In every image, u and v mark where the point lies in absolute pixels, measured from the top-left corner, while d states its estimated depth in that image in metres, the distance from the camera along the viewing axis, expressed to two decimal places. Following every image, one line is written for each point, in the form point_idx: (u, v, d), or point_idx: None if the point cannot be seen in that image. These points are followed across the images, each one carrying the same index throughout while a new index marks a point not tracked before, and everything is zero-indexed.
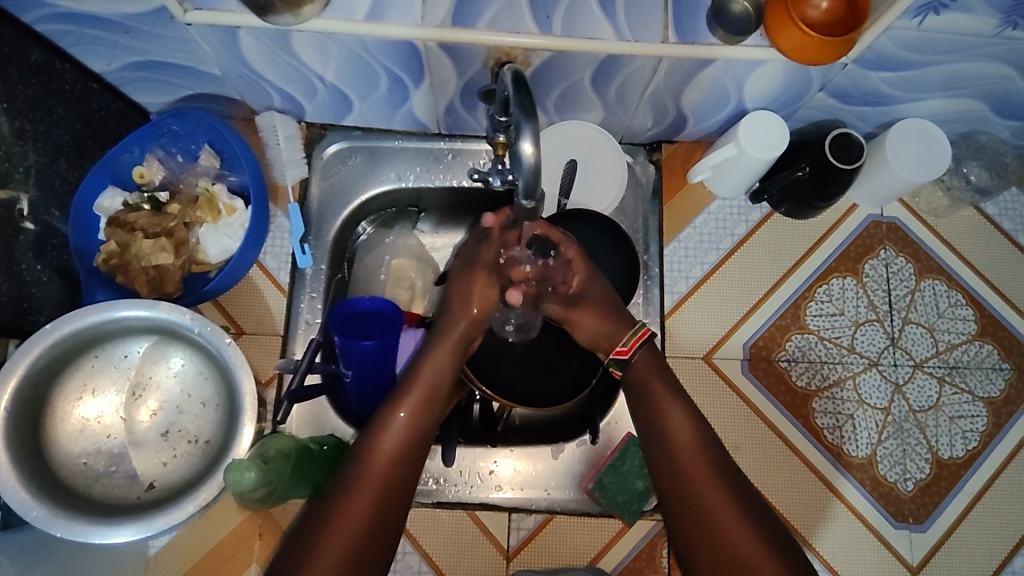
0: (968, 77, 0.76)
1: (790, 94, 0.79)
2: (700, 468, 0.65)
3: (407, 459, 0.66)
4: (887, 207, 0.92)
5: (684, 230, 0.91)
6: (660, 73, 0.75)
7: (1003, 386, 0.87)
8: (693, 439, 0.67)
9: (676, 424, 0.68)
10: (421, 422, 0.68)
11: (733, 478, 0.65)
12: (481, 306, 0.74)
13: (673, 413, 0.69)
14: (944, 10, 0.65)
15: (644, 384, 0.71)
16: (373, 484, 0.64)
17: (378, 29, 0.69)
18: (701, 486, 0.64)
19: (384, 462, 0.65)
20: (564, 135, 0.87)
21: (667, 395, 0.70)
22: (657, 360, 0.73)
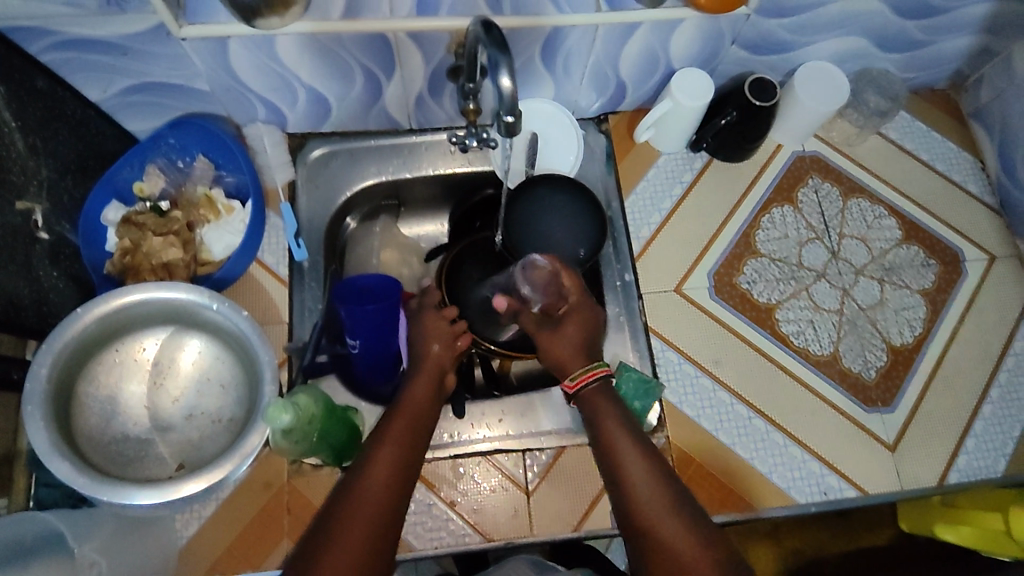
0: (851, 17, 0.90)
1: (708, 50, 0.93)
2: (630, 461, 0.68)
3: (410, 455, 0.69)
4: (806, 143, 1.06)
5: (639, 184, 1.03)
6: (598, 41, 0.88)
7: (933, 278, 1.00)
8: (651, 466, 0.68)
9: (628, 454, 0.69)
10: (413, 443, 0.70)
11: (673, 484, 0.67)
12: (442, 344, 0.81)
13: (629, 451, 0.69)
14: None
15: (596, 414, 0.73)
16: (380, 477, 0.66)
17: (353, 25, 0.80)
18: (638, 490, 0.66)
19: (384, 470, 0.66)
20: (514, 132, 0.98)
21: (612, 418, 0.72)
22: (610, 390, 0.75)
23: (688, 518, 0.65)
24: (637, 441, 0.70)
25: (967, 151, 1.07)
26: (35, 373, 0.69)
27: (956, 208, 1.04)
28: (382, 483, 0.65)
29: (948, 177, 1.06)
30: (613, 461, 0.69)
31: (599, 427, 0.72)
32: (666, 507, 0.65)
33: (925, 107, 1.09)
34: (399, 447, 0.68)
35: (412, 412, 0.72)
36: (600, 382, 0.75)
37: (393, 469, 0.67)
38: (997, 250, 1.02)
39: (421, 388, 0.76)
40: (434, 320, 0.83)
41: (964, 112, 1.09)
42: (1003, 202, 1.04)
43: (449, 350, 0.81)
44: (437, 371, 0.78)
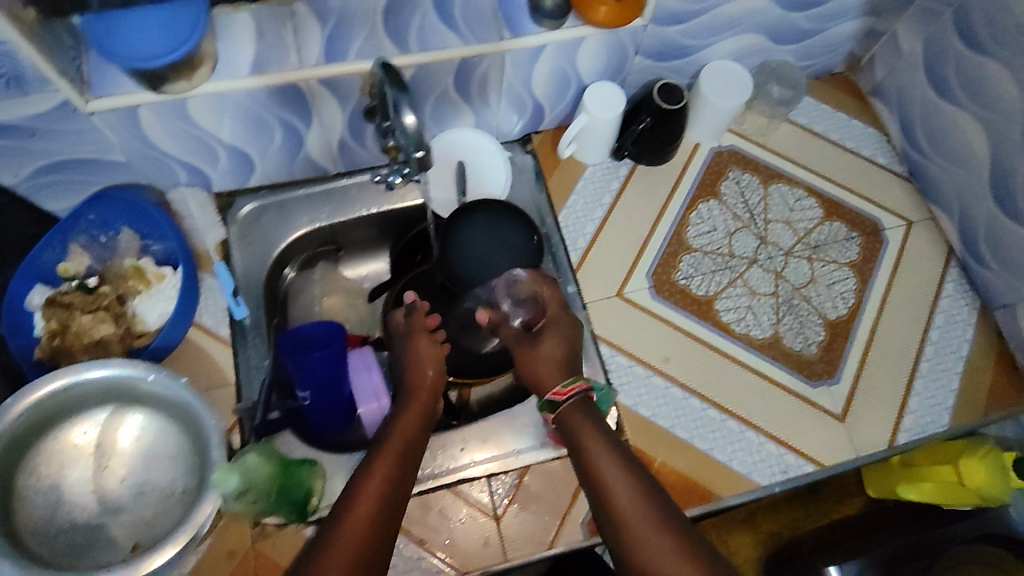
0: (743, 16, 0.95)
1: (615, 62, 0.96)
2: (614, 473, 0.69)
3: (395, 483, 0.68)
4: (723, 138, 1.10)
5: (569, 198, 1.05)
6: (508, 66, 0.90)
7: (857, 250, 1.04)
8: (632, 477, 0.68)
9: (609, 467, 0.69)
10: (393, 479, 0.68)
11: (654, 491, 0.68)
12: (432, 363, 0.83)
13: (610, 464, 0.70)
14: None
15: (578, 431, 0.74)
16: (366, 506, 0.65)
17: (262, 79, 0.81)
18: (622, 500, 0.67)
19: (364, 509, 0.64)
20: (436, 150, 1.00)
21: (592, 436, 0.72)
22: (588, 409, 0.77)
23: (672, 526, 0.64)
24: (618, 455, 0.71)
25: (872, 126, 1.13)
26: None
27: (869, 181, 1.10)
28: (366, 513, 0.64)
29: (858, 153, 1.11)
30: (596, 476, 0.70)
31: (581, 445, 0.73)
32: (647, 514, 0.65)
33: (827, 90, 1.15)
34: (383, 477, 0.67)
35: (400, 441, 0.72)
36: (580, 399, 0.77)
37: (378, 499, 0.66)
38: (912, 215, 1.08)
39: (411, 415, 0.77)
40: (427, 345, 0.85)
41: (863, 91, 1.15)
42: (911, 169, 1.10)
43: (435, 366, 0.83)
44: (426, 397, 0.80)
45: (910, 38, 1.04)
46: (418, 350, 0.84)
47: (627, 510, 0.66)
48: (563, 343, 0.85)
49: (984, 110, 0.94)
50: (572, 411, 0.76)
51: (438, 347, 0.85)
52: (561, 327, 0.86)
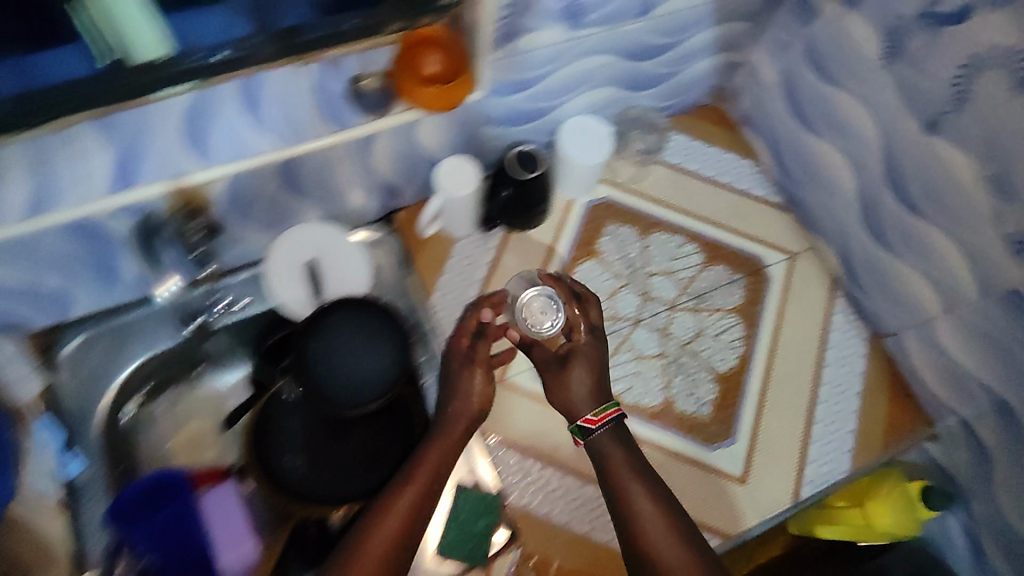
0: (589, 73, 0.89)
1: (462, 135, 0.90)
2: (638, 480, 0.76)
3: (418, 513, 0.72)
4: (596, 191, 1.05)
5: (440, 278, 0.99)
6: (340, 160, 0.82)
7: (741, 294, 1.01)
8: (644, 484, 0.76)
9: (627, 481, 0.76)
10: (426, 507, 0.73)
11: (669, 500, 0.75)
12: (483, 386, 0.82)
13: (630, 479, 0.76)
14: (518, 37, 0.76)
15: (603, 449, 0.79)
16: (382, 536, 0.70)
17: (44, 221, 0.70)
18: (640, 511, 0.74)
19: (385, 534, 0.70)
20: (271, 267, 0.91)
21: (620, 455, 0.78)
22: (620, 435, 0.80)
23: (682, 538, 0.72)
24: (635, 472, 0.77)
25: (747, 157, 1.10)
26: None
27: (748, 217, 1.06)
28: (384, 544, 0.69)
29: (735, 189, 1.08)
30: (617, 480, 0.76)
31: (608, 461, 0.78)
32: (662, 522, 0.73)
33: (697, 124, 1.11)
34: (416, 501, 0.72)
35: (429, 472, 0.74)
36: (611, 426, 0.80)
37: (408, 518, 0.71)
38: (794, 247, 1.06)
39: (458, 431, 0.79)
40: (480, 387, 0.82)
41: (734, 119, 1.12)
42: (789, 198, 1.07)
43: (480, 403, 0.81)
44: (465, 424, 0.80)
45: (768, 69, 1.00)
46: (466, 367, 0.83)
47: (637, 523, 0.73)
48: (595, 370, 0.84)
49: (845, 143, 0.92)
50: (602, 431, 0.80)
51: (487, 390, 0.82)
52: (590, 356, 0.85)
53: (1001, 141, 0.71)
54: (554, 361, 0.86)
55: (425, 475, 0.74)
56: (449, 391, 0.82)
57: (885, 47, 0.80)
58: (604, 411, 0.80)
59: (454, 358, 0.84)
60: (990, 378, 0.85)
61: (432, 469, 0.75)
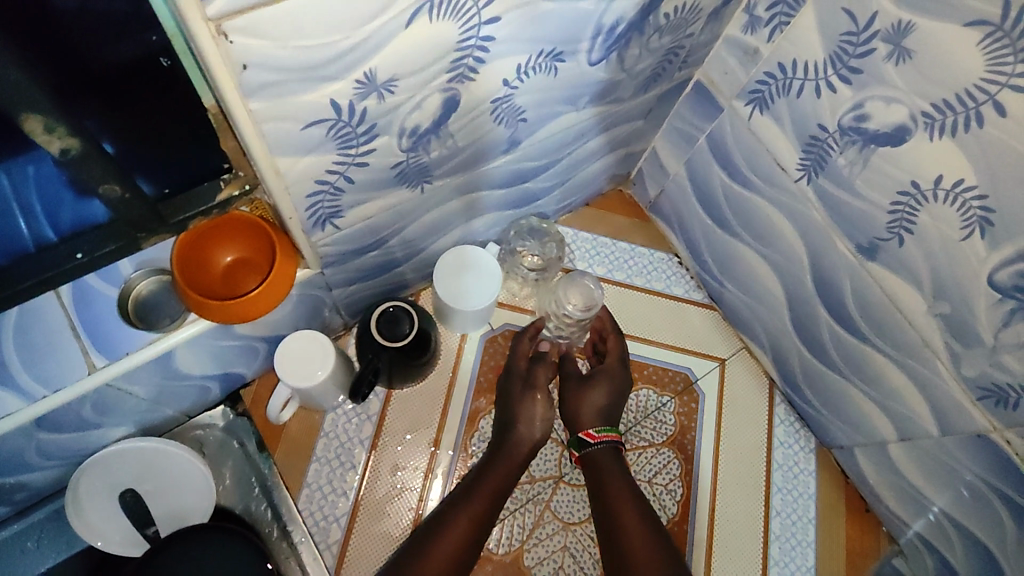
0: (458, 211, 0.72)
1: (304, 307, 0.70)
2: (624, 502, 0.72)
3: (479, 528, 0.71)
4: (492, 319, 0.88)
5: (309, 466, 0.79)
6: (132, 384, 0.62)
7: (673, 420, 0.88)
8: (631, 508, 0.72)
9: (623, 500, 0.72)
10: (478, 532, 0.71)
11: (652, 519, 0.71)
12: (542, 403, 0.78)
13: (623, 501, 0.72)
14: (343, 214, 0.57)
15: (599, 469, 0.76)
16: (444, 554, 0.68)
17: None
18: (627, 522, 0.70)
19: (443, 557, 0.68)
20: (75, 509, 0.70)
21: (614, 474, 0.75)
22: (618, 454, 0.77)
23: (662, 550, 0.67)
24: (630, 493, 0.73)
25: (660, 250, 0.96)
26: None
27: (669, 324, 0.92)
28: (445, 562, 0.68)
29: (651, 291, 0.93)
30: (611, 501, 0.73)
31: (603, 481, 0.75)
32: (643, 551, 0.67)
33: (600, 218, 0.96)
34: (467, 526, 0.70)
35: (504, 473, 0.74)
36: (610, 445, 0.77)
37: (458, 543, 0.69)
38: (723, 351, 0.92)
39: (502, 470, 0.74)
40: (542, 410, 0.78)
41: (640, 206, 0.97)
42: (712, 295, 0.93)
43: (536, 425, 0.77)
44: (520, 461, 0.75)
45: (672, 158, 0.86)
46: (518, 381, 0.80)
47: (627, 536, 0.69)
48: (611, 396, 0.80)
49: (768, 250, 0.79)
50: (602, 456, 0.76)
51: (549, 414, 0.78)
52: (611, 377, 0.81)
53: (951, 279, 0.59)
54: (579, 378, 0.81)
55: (479, 504, 0.72)
56: (504, 422, 0.78)
57: (803, 159, 0.67)
58: (600, 431, 0.77)
59: (513, 365, 0.82)
60: (946, 503, 0.75)
61: (492, 491, 0.73)
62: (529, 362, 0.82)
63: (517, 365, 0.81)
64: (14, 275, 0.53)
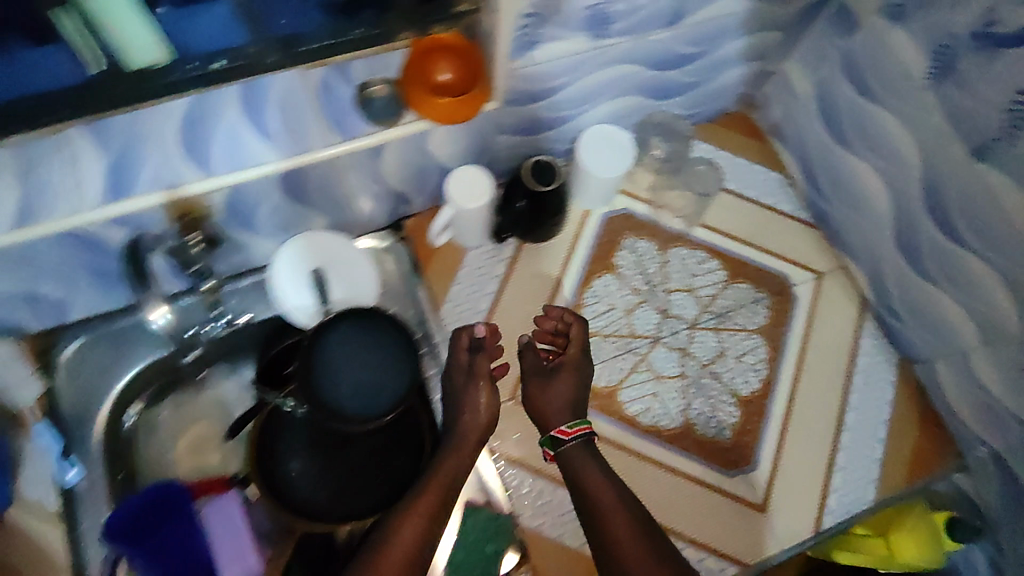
0: (613, 82, 0.85)
1: (475, 143, 0.85)
2: (614, 508, 0.72)
3: (433, 527, 0.71)
4: (614, 202, 1.00)
5: (451, 288, 0.96)
6: (347, 168, 0.79)
7: (766, 313, 0.97)
8: (624, 520, 0.71)
9: (611, 505, 0.72)
10: (436, 521, 0.71)
11: (650, 533, 0.71)
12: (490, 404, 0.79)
13: (606, 496, 0.73)
14: (538, 45, 0.72)
15: (584, 468, 0.76)
16: (404, 541, 0.69)
17: (34, 230, 0.67)
18: (608, 514, 0.72)
19: (413, 526, 0.70)
20: (276, 282, 0.86)
21: (602, 478, 0.75)
22: (593, 451, 0.78)
23: (656, 545, 0.70)
24: (621, 496, 0.73)
25: (775, 170, 1.05)
26: None
27: (774, 234, 1.02)
28: (399, 560, 0.68)
29: (761, 203, 1.03)
30: (606, 519, 0.72)
31: (584, 481, 0.75)
32: (636, 542, 0.70)
33: (725, 134, 1.06)
34: (419, 524, 0.71)
35: (441, 483, 0.74)
36: (584, 440, 0.78)
37: (427, 520, 0.71)
38: (821, 266, 1.01)
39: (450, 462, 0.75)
40: (486, 402, 0.79)
41: (761, 130, 1.07)
42: (817, 216, 1.02)
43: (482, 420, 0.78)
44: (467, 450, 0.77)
45: (802, 80, 0.96)
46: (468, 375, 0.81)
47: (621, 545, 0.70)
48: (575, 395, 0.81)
49: (882, 162, 0.87)
50: (578, 454, 0.77)
51: (494, 398, 0.80)
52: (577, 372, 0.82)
53: None
54: (541, 373, 0.83)
55: (438, 490, 0.73)
56: (451, 411, 0.80)
57: (932, 67, 0.76)
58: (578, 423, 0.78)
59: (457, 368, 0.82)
60: None
61: (451, 475, 0.74)
62: (469, 353, 0.83)
63: (457, 359, 0.82)
64: (303, 40, 0.66)
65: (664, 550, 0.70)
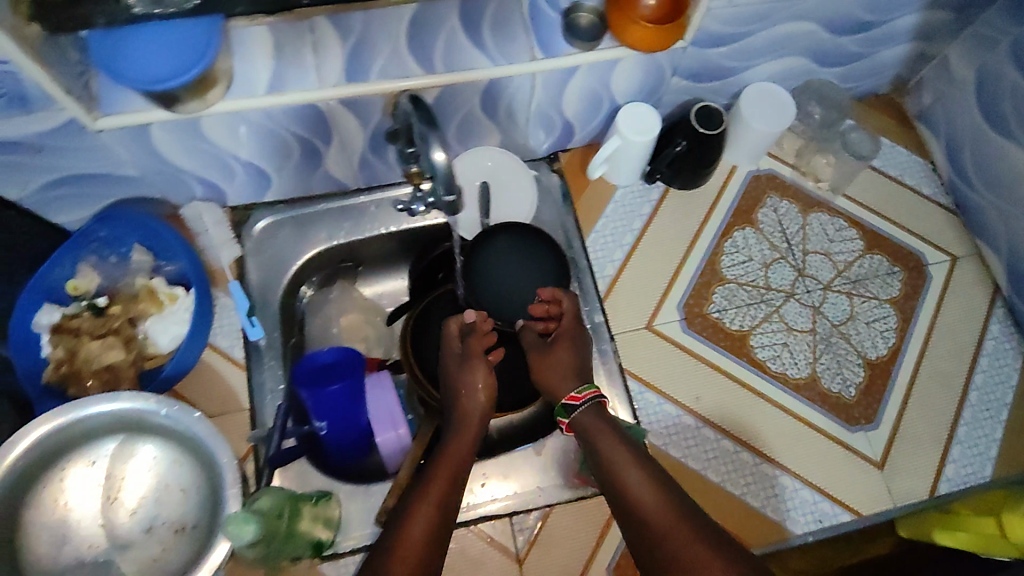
0: (789, 38, 0.90)
1: (651, 83, 0.91)
2: (643, 489, 0.68)
3: (446, 511, 0.67)
4: (761, 162, 1.05)
5: (599, 222, 1.01)
6: (538, 88, 0.86)
7: (899, 286, 1.00)
8: (660, 497, 0.67)
9: (637, 487, 0.69)
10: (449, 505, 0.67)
11: (695, 521, 0.64)
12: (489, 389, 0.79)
13: (634, 477, 0.70)
14: None
15: (603, 446, 0.73)
16: (415, 533, 0.64)
17: (280, 97, 0.75)
18: (643, 497, 0.68)
19: (427, 505, 0.66)
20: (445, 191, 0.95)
21: (627, 456, 0.71)
22: (608, 421, 0.76)
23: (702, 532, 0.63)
24: (649, 474, 0.70)
25: (919, 154, 1.08)
26: None
27: (912, 213, 1.04)
28: (420, 539, 0.64)
29: (903, 183, 1.06)
30: (639, 503, 0.67)
31: (609, 463, 0.72)
32: (676, 523, 0.64)
33: (872, 114, 1.09)
34: (436, 503, 0.67)
35: (450, 467, 0.71)
36: (591, 405, 0.77)
37: (445, 494, 0.68)
38: (957, 250, 1.03)
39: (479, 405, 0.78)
40: (483, 378, 0.79)
41: (909, 114, 1.10)
42: (958, 202, 1.04)
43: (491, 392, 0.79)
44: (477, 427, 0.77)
45: (965, 64, 0.98)
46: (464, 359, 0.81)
47: (663, 530, 0.64)
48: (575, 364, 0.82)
49: None
50: (601, 434, 0.75)
51: (493, 381, 0.80)
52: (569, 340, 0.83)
53: None
54: (539, 347, 0.84)
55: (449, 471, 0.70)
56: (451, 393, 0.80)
57: None
58: (584, 391, 0.78)
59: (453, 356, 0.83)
60: None
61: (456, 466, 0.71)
62: (465, 334, 0.83)
63: (451, 344, 0.83)
64: None
65: (710, 534, 0.63)
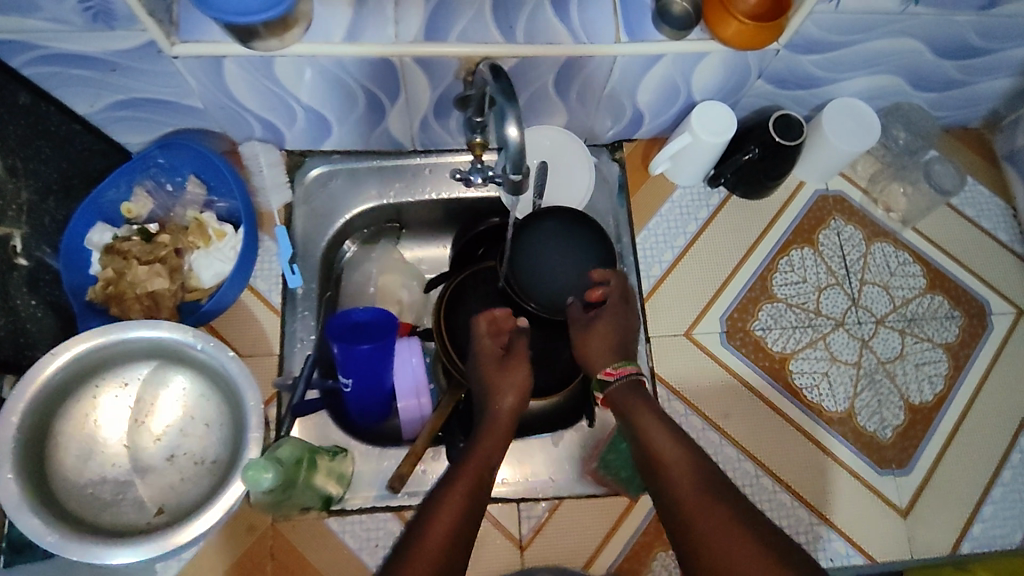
0: (888, 54, 0.84)
1: (733, 82, 0.86)
2: (679, 464, 0.69)
3: (474, 508, 0.66)
4: (830, 181, 1.01)
5: (652, 219, 0.98)
6: (616, 72, 0.82)
7: (956, 332, 0.95)
8: (692, 473, 0.68)
9: (673, 458, 0.70)
10: (478, 499, 0.67)
11: (727, 500, 0.65)
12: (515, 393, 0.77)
13: (668, 446, 0.71)
14: None
15: (638, 417, 0.75)
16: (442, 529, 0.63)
17: (356, 47, 0.74)
18: (674, 473, 0.69)
19: (457, 493, 0.66)
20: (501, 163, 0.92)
21: (654, 424, 0.73)
22: (643, 396, 0.77)
23: (735, 514, 0.64)
24: (684, 447, 0.71)
25: (1000, 196, 1.02)
26: (14, 409, 0.68)
27: (983, 258, 0.99)
28: (444, 529, 0.63)
29: (978, 225, 1.00)
30: (672, 475, 0.69)
31: (645, 435, 0.73)
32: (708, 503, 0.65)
33: (957, 147, 1.03)
34: (465, 497, 0.66)
35: (477, 463, 0.70)
36: (627, 379, 0.78)
37: (473, 487, 0.67)
38: None
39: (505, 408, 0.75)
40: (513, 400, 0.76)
41: (996, 153, 1.04)
42: None
43: (519, 398, 0.76)
44: (505, 428, 0.75)
45: None
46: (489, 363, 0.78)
47: (694, 513, 0.65)
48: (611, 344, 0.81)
49: None
50: (636, 408, 0.75)
51: (526, 385, 0.78)
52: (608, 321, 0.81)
53: None
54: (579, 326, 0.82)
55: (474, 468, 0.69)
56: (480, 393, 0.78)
57: None
58: (615, 367, 0.79)
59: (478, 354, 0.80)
60: None
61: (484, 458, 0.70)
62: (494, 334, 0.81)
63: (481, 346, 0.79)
64: None
65: (742, 515, 0.64)
